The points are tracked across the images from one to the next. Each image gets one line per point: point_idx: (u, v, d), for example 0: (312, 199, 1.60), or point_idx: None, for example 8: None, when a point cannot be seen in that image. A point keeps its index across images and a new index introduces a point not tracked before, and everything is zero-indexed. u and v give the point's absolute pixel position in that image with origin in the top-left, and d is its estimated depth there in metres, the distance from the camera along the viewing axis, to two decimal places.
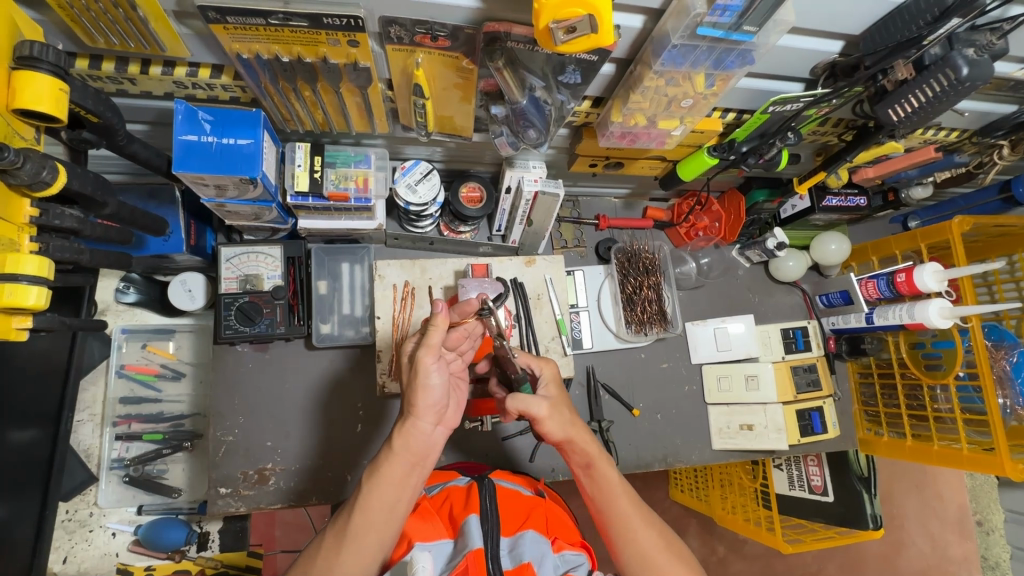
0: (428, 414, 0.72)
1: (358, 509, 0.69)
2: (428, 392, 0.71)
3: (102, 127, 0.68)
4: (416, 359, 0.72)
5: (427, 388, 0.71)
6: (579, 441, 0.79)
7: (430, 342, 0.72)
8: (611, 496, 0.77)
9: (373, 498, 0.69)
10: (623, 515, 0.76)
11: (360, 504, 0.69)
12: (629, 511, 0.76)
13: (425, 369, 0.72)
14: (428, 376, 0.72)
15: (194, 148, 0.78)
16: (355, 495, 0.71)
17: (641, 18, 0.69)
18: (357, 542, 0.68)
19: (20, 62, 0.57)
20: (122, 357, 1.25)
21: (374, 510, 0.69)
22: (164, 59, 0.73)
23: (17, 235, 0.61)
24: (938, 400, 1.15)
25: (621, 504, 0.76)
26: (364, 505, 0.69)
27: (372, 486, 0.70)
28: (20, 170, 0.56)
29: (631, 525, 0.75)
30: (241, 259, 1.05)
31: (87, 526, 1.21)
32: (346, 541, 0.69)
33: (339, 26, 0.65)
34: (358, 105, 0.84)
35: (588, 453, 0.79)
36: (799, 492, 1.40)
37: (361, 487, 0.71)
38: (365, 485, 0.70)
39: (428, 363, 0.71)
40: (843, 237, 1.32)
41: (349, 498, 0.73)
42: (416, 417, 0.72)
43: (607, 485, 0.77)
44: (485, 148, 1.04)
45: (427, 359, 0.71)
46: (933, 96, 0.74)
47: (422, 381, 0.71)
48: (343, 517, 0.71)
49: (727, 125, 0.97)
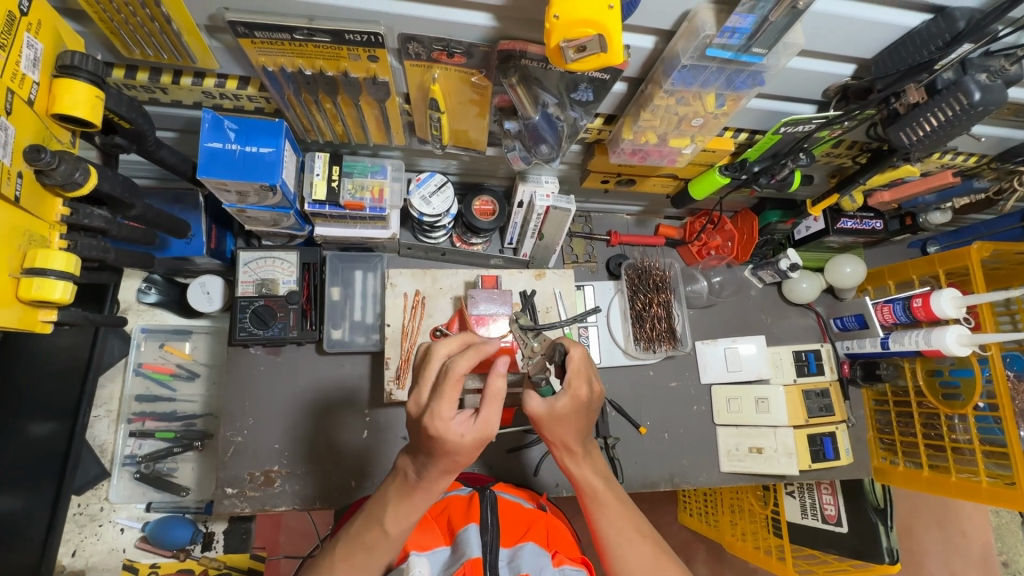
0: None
1: (380, 547, 0.70)
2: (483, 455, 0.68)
3: (132, 133, 0.71)
4: (485, 433, 0.64)
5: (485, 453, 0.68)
6: (563, 459, 0.84)
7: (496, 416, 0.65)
8: (598, 505, 0.82)
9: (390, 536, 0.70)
10: (608, 525, 0.81)
11: (384, 543, 0.70)
12: (614, 519, 0.81)
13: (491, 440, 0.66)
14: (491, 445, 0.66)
15: (218, 155, 0.82)
16: (373, 533, 0.71)
17: (652, 39, 0.70)
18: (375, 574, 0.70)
19: (60, 70, 0.61)
20: (140, 356, 1.29)
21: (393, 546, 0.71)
22: (194, 71, 0.77)
23: (48, 232, 0.64)
24: (956, 430, 1.12)
25: (608, 515, 0.81)
26: (387, 541, 0.71)
27: (398, 527, 0.70)
28: (55, 171, 0.59)
29: (616, 537, 0.80)
30: (257, 263, 1.08)
31: (97, 520, 1.23)
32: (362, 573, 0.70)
33: (360, 42, 0.68)
34: (376, 118, 0.87)
35: (571, 470, 0.83)
36: (810, 521, 1.36)
37: (386, 527, 0.70)
38: (389, 526, 0.70)
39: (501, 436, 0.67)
40: (858, 260, 1.29)
41: (367, 534, 0.71)
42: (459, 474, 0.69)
43: (590, 498, 0.82)
44: (498, 162, 1.07)
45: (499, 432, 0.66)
46: (945, 120, 0.74)
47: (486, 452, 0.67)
48: (361, 552, 0.70)
49: (739, 145, 0.97)
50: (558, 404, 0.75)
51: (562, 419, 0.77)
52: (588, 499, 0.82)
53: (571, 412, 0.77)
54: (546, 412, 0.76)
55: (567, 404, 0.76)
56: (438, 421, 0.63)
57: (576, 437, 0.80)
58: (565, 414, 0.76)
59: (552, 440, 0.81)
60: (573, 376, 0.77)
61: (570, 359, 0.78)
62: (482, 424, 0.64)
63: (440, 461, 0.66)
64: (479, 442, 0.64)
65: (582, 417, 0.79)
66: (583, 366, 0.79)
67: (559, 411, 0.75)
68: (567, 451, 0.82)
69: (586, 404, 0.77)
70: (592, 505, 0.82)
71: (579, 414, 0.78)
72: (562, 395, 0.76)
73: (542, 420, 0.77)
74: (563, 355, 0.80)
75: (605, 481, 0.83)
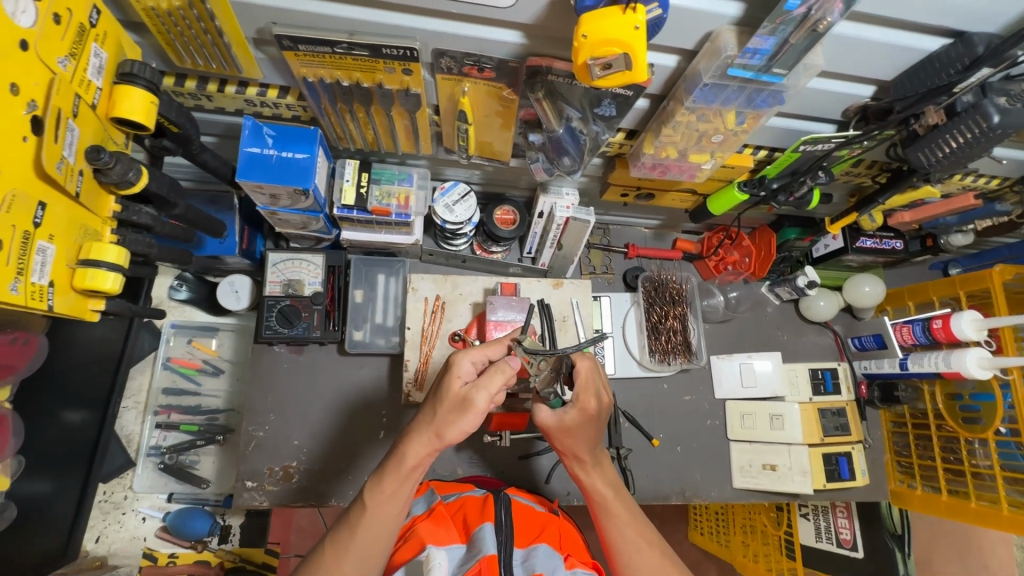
0: (436, 448, 0.75)
1: (362, 525, 0.73)
2: (457, 432, 0.74)
3: (180, 137, 0.76)
4: (473, 401, 0.73)
5: (458, 432, 0.74)
6: (574, 468, 0.86)
7: (488, 388, 0.74)
8: (608, 515, 0.83)
9: (373, 514, 0.73)
10: (617, 534, 0.81)
11: (365, 518, 0.73)
12: (622, 528, 0.81)
13: (473, 415, 0.74)
14: (467, 422, 0.74)
15: (256, 160, 0.86)
16: (359, 512, 0.74)
17: (676, 58, 0.73)
18: (361, 555, 0.72)
19: (120, 78, 0.66)
20: (169, 350, 1.34)
21: (375, 527, 0.73)
22: (239, 80, 0.81)
23: (100, 227, 0.68)
24: (976, 455, 1.11)
25: (618, 523, 0.82)
26: (369, 517, 0.73)
27: (379, 507, 0.73)
28: (112, 170, 0.64)
29: (625, 546, 0.80)
30: (285, 264, 1.13)
31: (120, 508, 1.27)
32: (349, 554, 0.72)
33: (396, 56, 0.71)
34: (406, 127, 0.90)
35: (582, 478, 0.86)
36: (825, 544, 1.38)
37: (366, 505, 0.74)
38: (370, 505, 0.74)
39: (479, 414, 0.74)
40: (877, 280, 1.29)
41: (351, 513, 0.75)
42: (427, 441, 0.75)
43: (600, 506, 0.84)
44: (521, 173, 1.10)
45: (481, 407, 0.74)
46: (965, 142, 0.75)
47: (460, 423, 0.74)
48: (347, 531, 0.74)
49: (758, 162, 0.99)
50: (565, 415, 0.80)
51: (571, 430, 0.81)
52: (598, 509, 0.84)
53: (579, 424, 0.81)
54: (556, 424, 0.81)
55: (576, 417, 0.80)
56: (453, 361, 0.77)
57: (586, 447, 0.83)
58: (574, 426, 0.81)
59: (563, 449, 0.85)
60: (580, 390, 0.81)
61: (578, 372, 0.80)
62: (477, 388, 0.74)
63: (431, 399, 0.77)
64: (463, 399, 0.74)
65: (592, 428, 0.82)
66: (588, 377, 0.81)
67: (567, 423, 0.80)
68: (576, 460, 0.85)
69: (595, 416, 0.80)
70: (603, 515, 0.83)
71: (590, 425, 0.81)
72: (569, 407, 0.80)
73: (552, 431, 0.83)
74: (570, 369, 0.81)
75: (615, 489, 0.85)
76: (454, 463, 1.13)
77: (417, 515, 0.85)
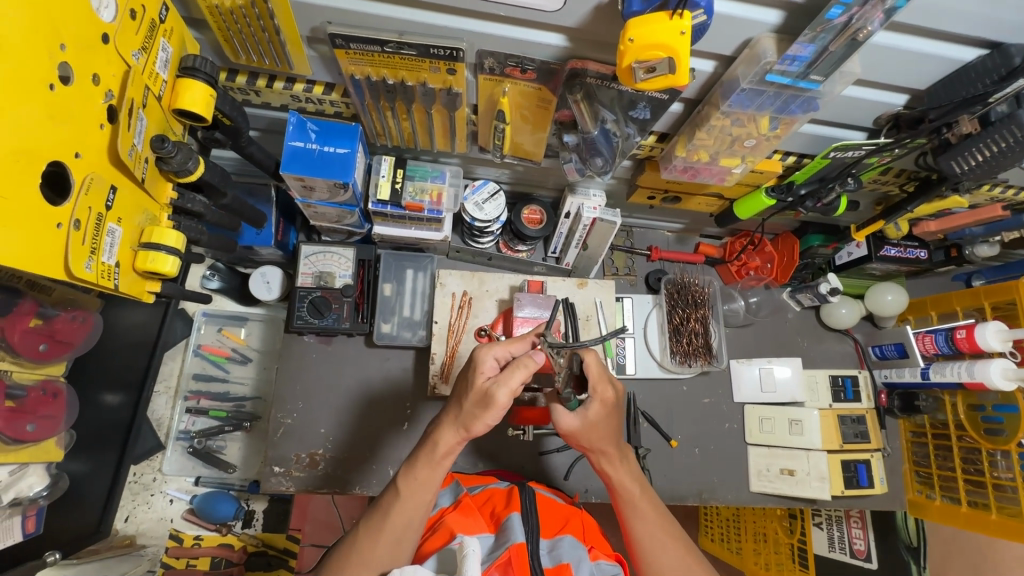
0: (464, 439, 0.77)
1: (395, 510, 0.75)
2: (482, 425, 0.75)
3: (232, 130, 0.79)
4: (494, 397, 0.73)
5: (481, 425, 0.74)
6: (600, 462, 0.86)
7: (508, 384, 0.73)
8: (635, 512, 0.84)
9: (407, 499, 0.75)
10: (642, 530, 0.83)
11: (397, 503, 0.75)
12: (647, 527, 0.83)
13: (497, 409, 0.74)
14: (489, 416, 0.74)
15: (300, 153, 0.90)
16: (392, 497, 0.76)
17: (713, 64, 0.75)
18: (394, 539, 0.74)
19: (183, 72, 0.69)
20: (200, 337, 1.37)
21: (408, 511, 0.75)
22: (287, 76, 0.85)
23: (159, 212, 0.71)
24: (998, 467, 1.10)
25: (643, 521, 0.83)
26: (400, 503, 0.76)
27: (412, 493, 0.76)
28: (172, 159, 0.67)
29: (649, 542, 0.82)
30: (317, 257, 1.16)
31: (149, 490, 1.30)
32: (383, 535, 0.74)
33: (442, 56, 0.74)
34: (443, 125, 0.93)
35: (607, 473, 0.86)
36: (838, 554, 1.40)
37: (399, 491, 0.76)
38: (403, 491, 0.76)
39: (501, 409, 0.73)
40: (900, 289, 1.29)
41: (383, 497, 0.78)
42: (456, 432, 0.77)
43: (626, 502, 0.84)
44: (550, 173, 1.12)
45: (503, 402, 0.73)
46: (997, 152, 0.76)
47: (484, 418, 0.74)
48: (379, 515, 0.76)
49: (786, 168, 1.00)
50: (589, 411, 0.81)
51: (597, 426, 0.82)
52: (624, 504, 0.85)
53: (603, 417, 0.82)
54: (582, 423, 0.81)
55: (599, 410, 0.81)
56: (477, 356, 0.77)
57: (611, 441, 0.84)
58: (598, 419, 0.81)
59: (587, 446, 0.85)
60: (598, 381, 0.82)
61: (587, 367, 0.82)
62: (499, 383, 0.73)
63: (458, 394, 0.79)
64: (484, 394, 0.74)
65: (613, 419, 0.83)
66: (598, 368, 0.82)
67: (592, 417, 0.81)
68: (602, 454, 0.85)
69: (614, 404, 0.83)
70: (628, 511, 0.84)
71: (612, 417, 0.83)
72: (591, 402, 0.81)
73: (575, 431, 0.83)
74: (580, 364, 0.84)
75: (642, 488, 0.85)
76: (475, 456, 1.15)
77: (444, 506, 0.86)
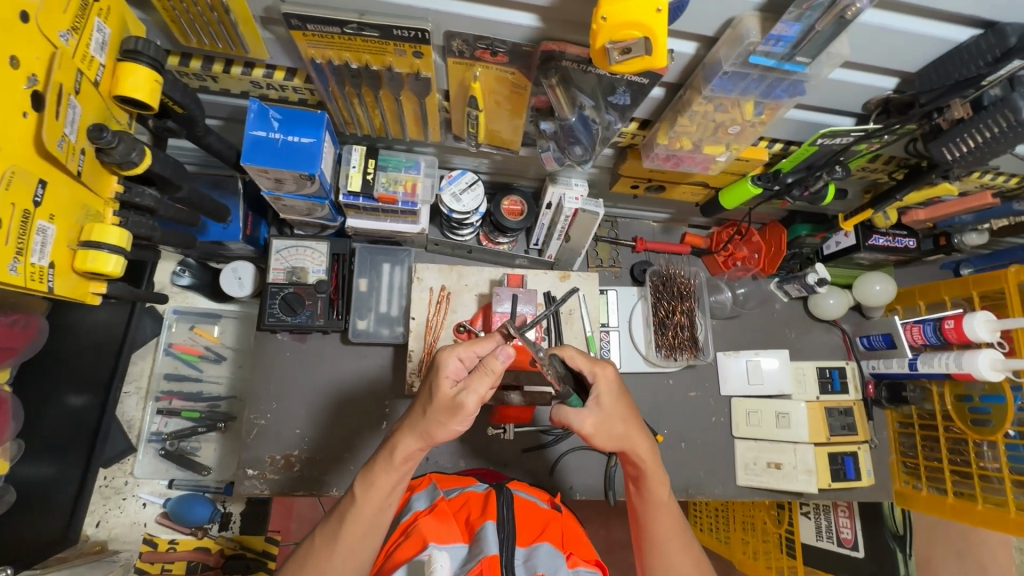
0: (426, 445, 0.74)
1: (350, 518, 0.73)
2: (447, 430, 0.72)
3: (184, 118, 0.74)
4: (461, 404, 0.70)
5: (447, 431, 0.72)
6: (635, 455, 0.80)
7: (478, 391, 0.70)
8: (657, 508, 0.81)
9: (366, 505, 0.73)
10: (659, 530, 0.81)
11: (353, 511, 0.73)
12: (665, 528, 0.81)
13: (464, 415, 0.71)
14: (456, 423, 0.72)
15: (262, 143, 0.85)
16: (348, 504, 0.74)
17: (694, 45, 0.71)
18: (348, 547, 0.73)
19: (124, 55, 0.64)
20: (171, 336, 1.33)
21: (362, 519, 0.73)
22: (245, 60, 0.80)
23: (103, 208, 0.67)
24: (984, 458, 1.09)
25: (664, 522, 0.81)
26: (357, 510, 0.73)
27: (368, 500, 0.73)
28: (114, 150, 0.63)
29: (664, 542, 0.81)
30: (289, 251, 1.11)
31: (121, 493, 1.27)
32: (339, 545, 0.73)
33: (407, 38, 0.69)
34: (415, 113, 0.88)
35: (642, 467, 0.81)
36: (826, 543, 1.39)
37: (356, 497, 0.74)
38: (360, 498, 0.74)
39: (470, 416, 0.70)
40: (888, 279, 1.27)
41: (339, 505, 0.76)
42: (417, 438, 0.73)
43: (651, 500, 0.82)
44: (529, 162, 1.08)
45: (470, 409, 0.70)
46: (989, 138, 0.73)
47: (450, 424, 0.72)
48: (335, 524, 0.74)
49: (773, 156, 0.97)
50: (604, 398, 0.79)
51: (614, 411, 0.79)
52: (649, 498, 0.82)
53: (616, 399, 0.80)
54: (598, 412, 0.79)
55: (609, 392, 0.79)
56: (439, 359, 0.73)
57: (640, 428, 0.80)
58: (612, 404, 0.79)
59: (619, 437, 0.80)
60: (593, 365, 0.81)
61: (566, 355, 0.81)
62: (464, 389, 0.70)
63: (422, 399, 0.75)
64: (452, 402, 0.71)
65: (627, 400, 0.81)
66: (585, 358, 0.81)
67: (605, 401, 0.79)
68: (636, 446, 0.80)
69: (620, 382, 0.81)
70: (651, 506, 0.82)
71: (626, 399, 0.81)
72: (598, 389, 0.79)
73: (598, 421, 0.79)
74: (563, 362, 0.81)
75: (670, 491, 0.83)
76: (455, 455, 1.12)
77: (418, 510, 0.82)
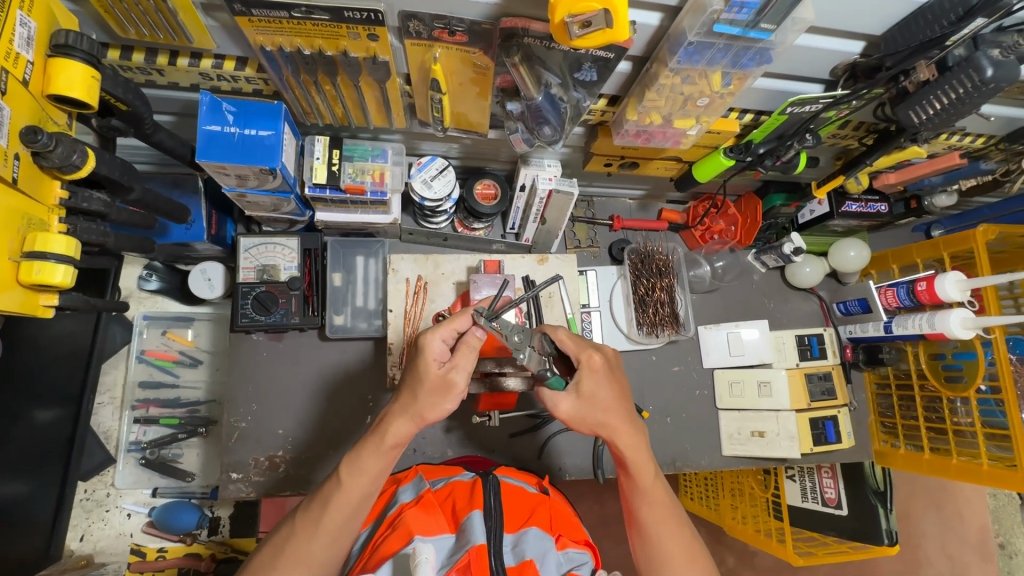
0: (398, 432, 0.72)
1: (332, 507, 0.73)
2: (439, 411, 0.74)
3: (130, 116, 0.70)
4: (453, 382, 0.73)
5: (440, 411, 0.74)
6: (614, 442, 0.81)
7: (466, 367, 0.73)
8: (644, 495, 0.81)
9: (342, 500, 0.73)
10: (647, 515, 0.81)
11: (338, 496, 0.73)
12: (653, 514, 0.81)
13: (456, 392, 0.74)
14: (448, 402, 0.74)
15: (217, 138, 0.81)
16: (333, 490, 0.74)
17: (659, 16, 0.69)
18: (330, 532, 0.72)
19: (55, 50, 0.60)
20: (143, 343, 1.29)
21: (337, 512, 0.72)
22: (191, 51, 0.75)
23: (47, 216, 0.64)
24: (957, 413, 1.12)
25: (651, 507, 0.81)
26: (341, 494, 0.73)
27: (345, 490, 0.73)
28: (52, 153, 0.59)
29: (654, 528, 0.80)
30: (258, 249, 1.08)
31: (104, 506, 1.25)
32: (321, 530, 0.72)
33: (360, 19, 0.66)
34: (376, 99, 0.85)
35: (624, 454, 0.81)
36: (811, 504, 1.35)
37: (341, 481, 0.74)
38: (345, 482, 0.73)
39: (462, 392, 0.74)
40: (862, 244, 1.28)
41: (324, 489, 0.75)
42: (409, 422, 0.74)
43: (637, 486, 0.81)
44: (500, 145, 1.06)
45: (462, 386, 0.74)
46: (954, 99, 0.73)
47: (442, 404, 0.73)
48: (318, 510, 0.73)
49: (744, 127, 0.96)
50: (585, 387, 0.79)
51: (595, 398, 0.79)
52: (635, 484, 0.81)
53: (597, 387, 0.79)
54: (571, 406, 0.79)
55: (590, 380, 0.79)
56: (422, 345, 0.73)
57: (622, 417, 0.80)
58: (595, 391, 0.79)
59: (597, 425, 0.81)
60: (580, 350, 0.80)
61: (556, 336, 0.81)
62: (455, 369, 0.72)
63: (407, 383, 0.74)
64: (443, 383, 0.72)
65: (614, 391, 0.80)
66: (573, 341, 0.81)
67: (585, 390, 0.79)
68: (616, 434, 0.80)
69: (604, 369, 0.80)
70: (635, 491, 0.82)
71: (609, 387, 0.80)
72: (580, 376, 0.79)
73: (575, 408, 0.80)
74: (551, 343, 0.82)
75: (655, 478, 0.82)
76: (442, 445, 1.12)
77: (405, 502, 0.81)
